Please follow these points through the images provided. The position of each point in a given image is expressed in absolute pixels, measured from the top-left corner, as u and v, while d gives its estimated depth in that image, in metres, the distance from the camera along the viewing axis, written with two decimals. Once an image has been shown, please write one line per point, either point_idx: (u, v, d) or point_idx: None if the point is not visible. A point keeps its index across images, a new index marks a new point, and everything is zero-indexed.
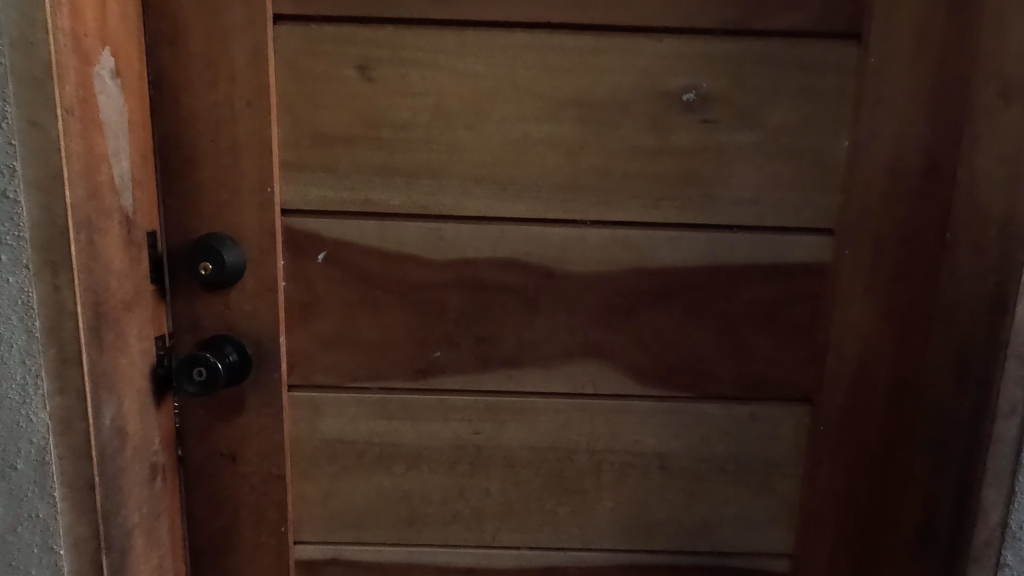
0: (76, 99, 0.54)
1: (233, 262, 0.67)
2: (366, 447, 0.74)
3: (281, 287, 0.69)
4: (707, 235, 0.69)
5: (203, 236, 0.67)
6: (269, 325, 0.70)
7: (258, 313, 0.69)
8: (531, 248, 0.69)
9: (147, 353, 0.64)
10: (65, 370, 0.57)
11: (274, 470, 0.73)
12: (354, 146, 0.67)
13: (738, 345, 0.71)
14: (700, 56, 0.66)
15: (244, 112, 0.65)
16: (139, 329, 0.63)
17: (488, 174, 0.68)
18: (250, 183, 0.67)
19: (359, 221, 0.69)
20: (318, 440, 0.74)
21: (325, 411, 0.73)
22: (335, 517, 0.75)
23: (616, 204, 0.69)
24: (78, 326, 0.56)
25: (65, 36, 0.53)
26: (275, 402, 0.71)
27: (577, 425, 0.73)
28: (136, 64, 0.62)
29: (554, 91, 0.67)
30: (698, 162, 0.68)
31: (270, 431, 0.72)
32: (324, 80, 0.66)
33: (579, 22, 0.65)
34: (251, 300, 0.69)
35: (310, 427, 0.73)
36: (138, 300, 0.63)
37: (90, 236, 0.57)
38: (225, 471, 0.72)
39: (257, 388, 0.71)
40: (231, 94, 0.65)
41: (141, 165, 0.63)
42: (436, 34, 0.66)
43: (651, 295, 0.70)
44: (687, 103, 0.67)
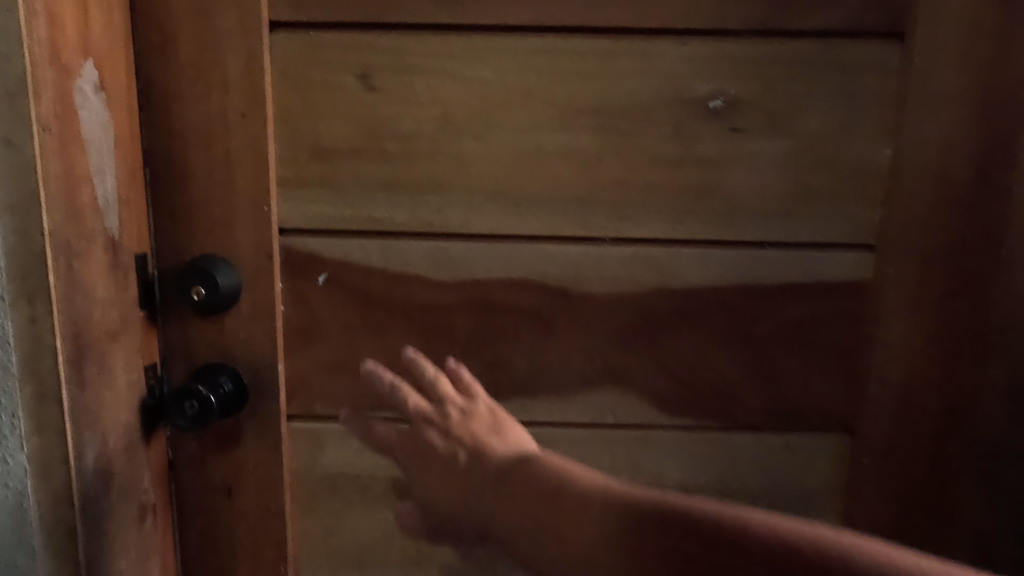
0: (53, 114, 0.50)
1: (227, 285, 0.63)
2: (371, 480, 0.69)
3: (281, 310, 0.65)
4: (737, 251, 0.64)
5: (197, 256, 0.63)
6: (267, 352, 0.65)
7: (254, 338, 0.65)
8: (546, 267, 0.65)
9: (135, 385, 0.61)
10: (43, 409, 0.52)
11: (273, 506, 0.68)
12: (355, 160, 0.63)
13: (772, 370, 0.66)
14: (727, 59, 0.61)
15: (238, 124, 0.61)
16: (126, 361, 0.59)
17: (499, 188, 0.63)
18: (245, 201, 0.62)
19: (362, 240, 0.65)
20: (320, 472, 0.69)
21: (327, 442, 0.68)
22: (337, 555, 0.70)
23: (637, 220, 0.64)
24: (58, 362, 0.51)
25: (41, 47, 0.49)
26: (274, 434, 0.67)
27: (596, 457, 0.68)
28: (122, 75, 0.58)
29: (569, 99, 0.62)
30: (726, 174, 0.62)
31: (268, 464, 0.67)
32: (323, 89, 0.62)
33: (596, 24, 0.60)
34: (247, 325, 0.65)
35: (311, 458, 0.69)
36: (126, 329, 0.59)
37: (70, 263, 0.52)
38: (221, 507, 0.68)
39: (254, 419, 0.66)
40: (224, 106, 0.61)
41: (128, 183, 0.59)
42: (442, 38, 0.61)
43: (674, 316, 0.65)
44: (714, 110, 0.61)
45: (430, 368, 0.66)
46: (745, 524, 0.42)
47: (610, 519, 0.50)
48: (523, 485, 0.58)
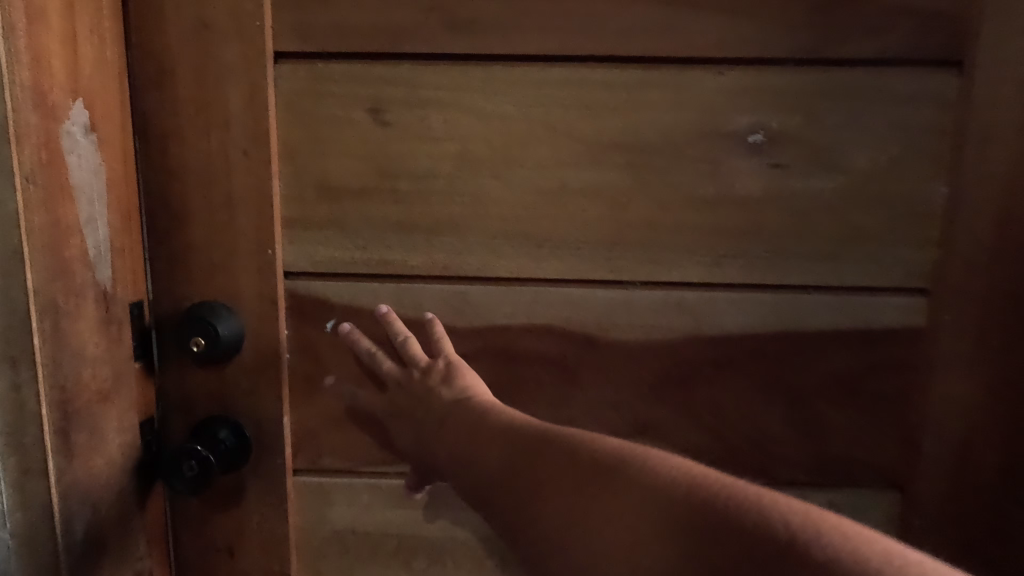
0: (37, 163, 0.46)
1: (228, 335, 0.58)
2: (382, 538, 0.65)
3: (287, 359, 0.61)
4: (777, 295, 0.59)
5: (195, 302, 0.59)
6: (271, 404, 0.61)
7: (257, 390, 0.61)
8: (571, 312, 0.60)
9: (129, 446, 0.56)
10: (27, 482, 0.48)
11: (278, 567, 0.64)
12: (366, 199, 0.59)
13: (815, 423, 0.61)
14: (769, 92, 0.56)
15: (240, 163, 0.57)
16: (120, 422, 0.55)
17: (521, 229, 0.59)
18: (247, 244, 0.58)
19: (373, 284, 0.60)
20: (327, 530, 0.64)
21: (335, 498, 0.64)
22: None
23: (668, 263, 0.59)
24: (43, 430, 0.48)
25: (24, 91, 0.45)
26: (279, 491, 0.62)
27: None
28: (116, 113, 0.54)
29: (596, 134, 0.58)
30: (766, 214, 0.58)
31: (272, 522, 0.63)
32: (331, 125, 0.58)
33: (625, 53, 0.56)
34: (250, 376, 0.60)
35: (318, 515, 0.64)
36: (119, 387, 0.55)
37: (57, 322, 0.48)
38: (222, 568, 0.63)
39: (257, 475, 0.62)
40: (226, 144, 0.57)
41: (123, 229, 0.55)
42: (459, 69, 0.57)
43: (709, 365, 0.61)
44: (754, 145, 0.57)
45: (399, 327, 0.60)
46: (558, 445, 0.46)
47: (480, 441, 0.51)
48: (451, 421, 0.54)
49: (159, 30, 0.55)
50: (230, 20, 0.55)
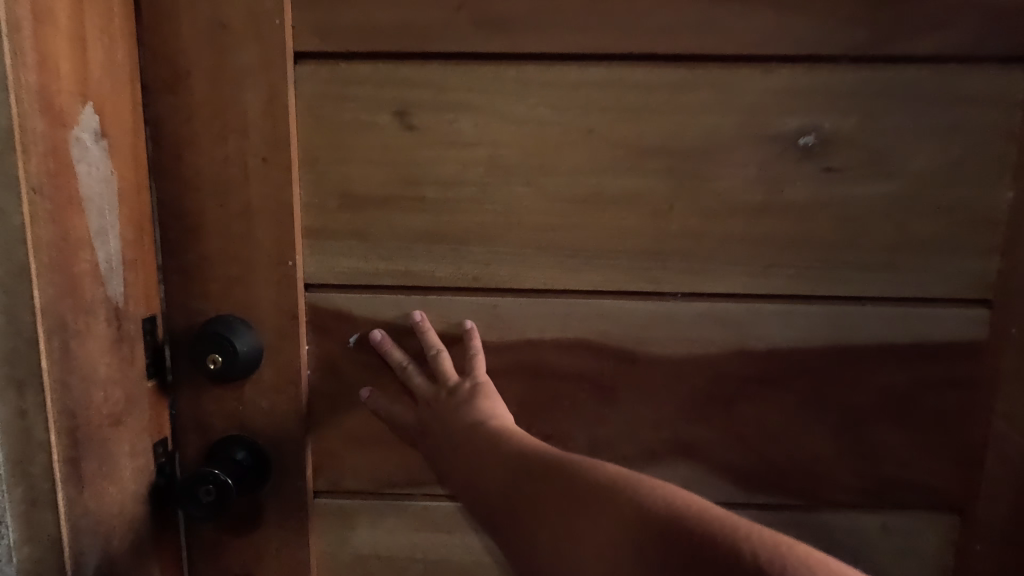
0: (45, 173, 0.43)
1: (246, 352, 0.55)
2: (407, 564, 0.61)
3: (307, 376, 0.58)
4: (828, 306, 0.56)
5: (212, 317, 0.56)
6: (291, 424, 0.58)
7: (276, 409, 0.58)
8: (608, 326, 0.57)
9: (142, 471, 0.54)
10: (36, 515, 0.45)
11: None
12: (391, 208, 0.55)
13: (867, 442, 0.57)
14: (821, 91, 0.53)
15: (258, 170, 0.54)
16: (132, 446, 0.52)
17: (555, 238, 0.56)
18: (266, 256, 0.55)
19: (398, 297, 0.57)
20: (349, 556, 0.61)
21: (358, 521, 0.61)
22: None
23: (712, 273, 0.56)
24: (52, 459, 0.44)
25: (30, 94, 0.41)
26: (298, 515, 0.59)
27: None
28: (128, 119, 0.51)
29: (636, 137, 0.54)
30: (818, 221, 0.54)
31: (292, 547, 0.60)
32: (355, 129, 0.54)
33: (668, 51, 0.53)
34: (268, 395, 0.57)
35: (340, 540, 0.61)
36: (132, 409, 0.52)
37: (65, 341, 0.45)
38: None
39: (276, 498, 0.59)
40: (243, 150, 0.54)
41: (135, 243, 0.52)
42: (490, 69, 0.53)
43: (755, 381, 0.57)
44: (805, 148, 0.53)
45: (432, 338, 0.57)
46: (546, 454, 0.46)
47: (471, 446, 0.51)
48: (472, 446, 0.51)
49: (173, 30, 0.52)
50: (249, 18, 0.52)
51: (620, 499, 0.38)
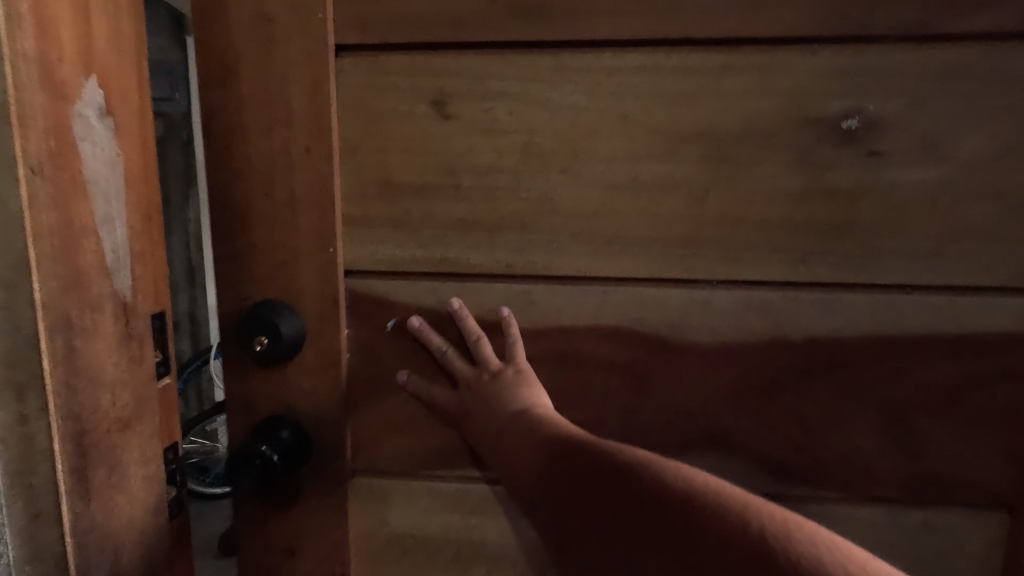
0: (46, 153, 0.37)
1: (291, 333, 0.57)
2: (441, 544, 0.63)
3: (348, 359, 0.60)
4: (871, 295, 0.54)
5: (260, 304, 0.58)
6: (331, 405, 0.60)
7: (317, 390, 0.60)
8: (641, 313, 0.57)
9: (153, 478, 0.48)
10: (37, 532, 0.40)
11: (338, 568, 0.63)
12: (428, 196, 0.57)
13: (910, 436, 0.56)
14: (865, 73, 0.51)
15: (302, 160, 0.56)
16: (142, 453, 0.47)
17: (589, 225, 0.56)
18: (309, 243, 0.57)
19: (435, 283, 0.58)
20: (386, 534, 0.63)
21: (395, 501, 0.63)
22: None
23: (748, 261, 0.55)
24: (56, 470, 0.40)
25: (29, 64, 0.36)
26: (339, 494, 0.61)
27: None
28: (135, 97, 0.45)
29: (672, 124, 0.54)
30: (860, 208, 0.53)
31: (332, 524, 0.62)
32: (394, 119, 0.56)
33: (705, 36, 0.52)
34: (310, 376, 0.60)
35: (377, 518, 0.63)
36: (142, 413, 0.47)
37: (70, 341, 0.40)
38: (282, 568, 0.63)
39: (317, 476, 0.61)
40: (288, 140, 0.56)
41: (143, 231, 0.46)
42: (527, 58, 0.54)
43: (793, 371, 0.56)
44: (848, 132, 0.52)
45: (472, 325, 0.58)
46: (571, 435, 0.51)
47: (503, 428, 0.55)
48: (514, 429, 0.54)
49: (223, 26, 0.54)
50: (294, 13, 0.54)
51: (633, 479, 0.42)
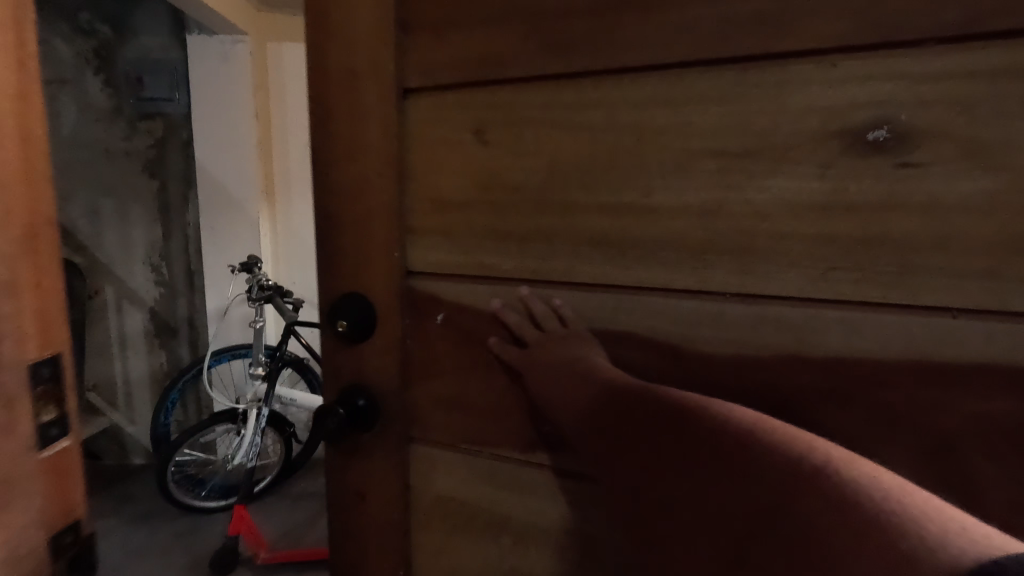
0: None
1: (364, 319, 0.73)
2: (476, 507, 0.72)
3: (403, 344, 0.73)
4: (907, 317, 0.49)
5: (342, 298, 0.74)
6: (394, 378, 0.74)
7: (384, 365, 0.74)
8: (653, 322, 0.59)
9: (24, 558, 0.48)
10: None
11: (398, 510, 0.77)
12: (469, 208, 0.67)
13: (964, 481, 0.48)
14: (897, 79, 0.47)
15: (376, 181, 0.71)
16: (31, 525, 0.49)
17: (603, 237, 0.60)
18: (380, 246, 0.72)
19: (476, 284, 0.68)
20: (435, 490, 0.75)
21: (441, 464, 0.74)
22: (452, 564, 0.76)
23: (766, 275, 0.54)
24: None
25: None
26: (397, 452, 0.75)
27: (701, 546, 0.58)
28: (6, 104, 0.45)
29: (684, 140, 0.56)
30: (891, 222, 0.49)
31: (393, 474, 0.76)
32: (444, 146, 0.67)
33: (717, 53, 0.53)
34: (379, 353, 0.74)
35: (428, 476, 0.75)
36: (15, 493, 0.47)
37: None
38: (356, 504, 0.79)
39: (382, 434, 0.76)
40: (368, 166, 0.71)
41: (11, 259, 0.46)
42: (551, 88, 0.61)
43: (813, 393, 0.53)
44: (876, 143, 0.49)
45: (540, 307, 0.65)
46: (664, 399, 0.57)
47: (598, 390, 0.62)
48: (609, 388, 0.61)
49: (325, 86, 0.72)
50: (371, 72, 0.69)
51: (748, 440, 0.50)
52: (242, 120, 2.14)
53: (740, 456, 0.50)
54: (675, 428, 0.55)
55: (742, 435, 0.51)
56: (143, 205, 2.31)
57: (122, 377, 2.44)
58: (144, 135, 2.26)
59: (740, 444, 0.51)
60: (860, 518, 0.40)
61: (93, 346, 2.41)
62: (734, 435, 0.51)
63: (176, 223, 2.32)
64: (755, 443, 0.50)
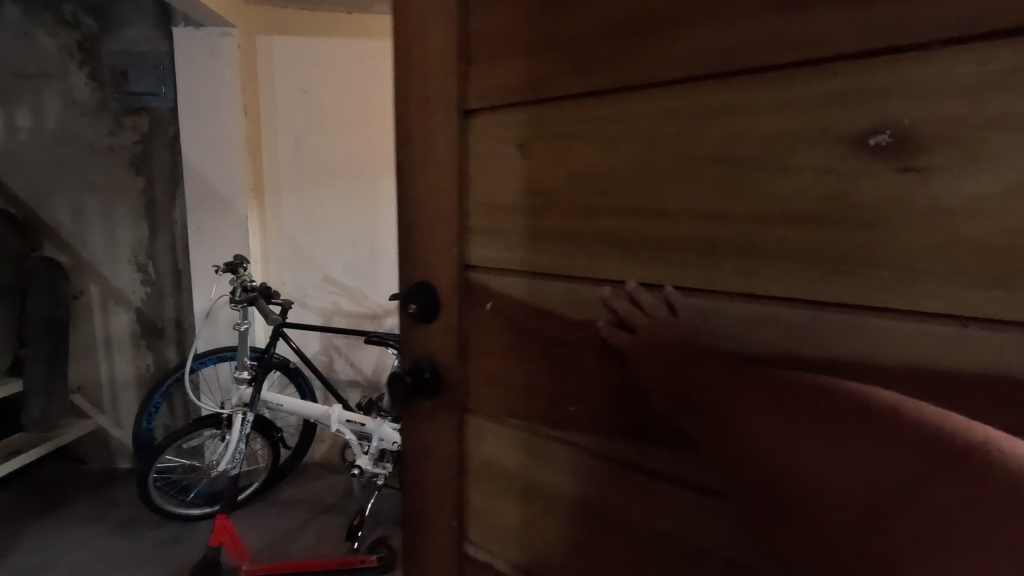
0: None
1: (429, 304, 0.77)
2: (512, 478, 0.75)
3: (459, 327, 0.76)
4: (915, 325, 0.43)
5: (414, 283, 0.79)
6: (443, 356, 0.78)
7: (435, 344, 0.79)
8: (663, 316, 0.56)
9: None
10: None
11: (448, 475, 0.81)
12: (510, 199, 0.68)
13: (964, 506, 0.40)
14: (906, 75, 0.41)
15: (431, 172, 0.74)
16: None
17: (618, 235, 0.59)
18: (432, 232, 0.76)
19: (517, 276, 0.69)
20: (481, 460, 0.78)
21: (484, 437, 0.77)
22: (492, 529, 0.79)
23: (762, 278, 0.50)
24: None
25: None
26: (448, 422, 0.80)
27: (710, 535, 0.56)
28: None
29: (690, 145, 0.52)
30: (898, 235, 0.43)
31: (445, 443, 0.81)
32: (489, 141, 0.69)
33: (723, 51, 0.49)
34: (433, 334, 0.79)
35: (472, 447, 0.79)
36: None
37: None
38: (416, 464, 0.85)
39: (437, 406, 0.81)
40: (424, 158, 0.75)
41: None
42: (580, 97, 0.60)
43: (820, 392, 0.47)
44: (877, 146, 0.43)
45: (650, 298, 0.57)
46: (783, 375, 0.49)
47: (705, 372, 0.54)
48: (710, 376, 0.54)
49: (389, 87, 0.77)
50: (413, 85, 0.75)
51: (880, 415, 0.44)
52: (228, 115, 2.12)
53: (855, 447, 0.45)
54: (776, 412, 0.49)
55: (857, 421, 0.45)
56: (128, 204, 2.27)
57: (111, 378, 2.41)
58: (128, 130, 2.22)
59: (873, 423, 0.44)
60: (998, 536, 0.39)
61: (79, 345, 2.39)
62: (847, 420, 0.45)
63: (164, 220, 2.30)
64: (873, 431, 0.44)
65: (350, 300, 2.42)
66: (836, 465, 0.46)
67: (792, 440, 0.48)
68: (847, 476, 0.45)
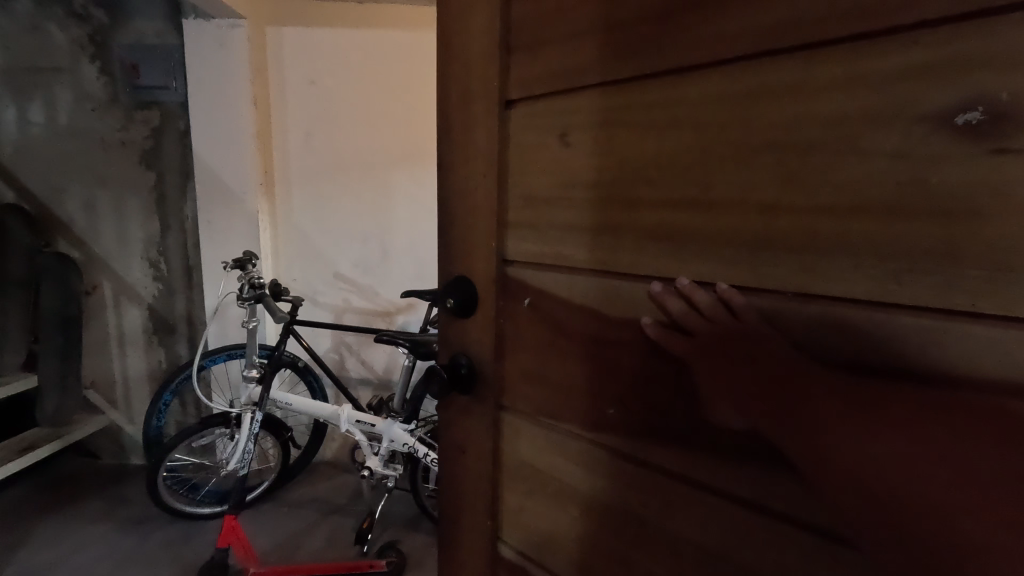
0: None
1: (465, 298, 0.76)
2: (547, 479, 0.73)
3: (496, 323, 0.74)
4: (1003, 332, 0.39)
5: (451, 277, 0.78)
6: (481, 353, 0.77)
7: (473, 340, 0.77)
8: (718, 315, 0.53)
9: None
10: None
11: (483, 473, 0.80)
12: (549, 192, 0.66)
13: None
14: (1002, 46, 0.37)
15: (473, 164, 0.73)
16: None
17: (666, 227, 0.56)
18: (472, 226, 0.74)
19: (556, 273, 0.67)
20: (515, 459, 0.76)
21: (519, 436, 0.75)
22: (525, 530, 0.77)
23: (828, 274, 0.46)
24: None
25: None
26: (484, 420, 0.78)
27: (761, 547, 0.53)
28: None
29: (747, 131, 0.49)
30: (983, 229, 0.39)
31: (481, 440, 0.79)
32: (531, 132, 0.67)
33: (790, 29, 0.46)
34: (471, 330, 0.77)
35: (507, 446, 0.77)
36: None
37: None
38: (452, 461, 0.85)
39: (473, 403, 0.79)
40: (465, 150, 0.74)
41: None
42: (626, 82, 0.57)
43: (898, 401, 0.43)
44: (966, 127, 0.39)
45: (706, 298, 0.54)
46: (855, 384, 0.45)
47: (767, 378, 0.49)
48: (775, 381, 0.49)
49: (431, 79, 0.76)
50: (453, 78, 0.74)
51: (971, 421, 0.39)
52: (240, 109, 2.10)
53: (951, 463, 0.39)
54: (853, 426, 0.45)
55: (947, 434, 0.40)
56: (140, 199, 2.26)
57: (125, 374, 2.41)
58: (139, 124, 2.20)
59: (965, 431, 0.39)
60: None
61: (92, 341, 2.38)
62: (935, 433, 0.41)
63: (176, 216, 2.29)
64: (968, 444, 0.39)
65: (361, 297, 2.40)
66: (933, 482, 0.40)
67: (881, 461, 0.43)
68: (951, 495, 0.39)
